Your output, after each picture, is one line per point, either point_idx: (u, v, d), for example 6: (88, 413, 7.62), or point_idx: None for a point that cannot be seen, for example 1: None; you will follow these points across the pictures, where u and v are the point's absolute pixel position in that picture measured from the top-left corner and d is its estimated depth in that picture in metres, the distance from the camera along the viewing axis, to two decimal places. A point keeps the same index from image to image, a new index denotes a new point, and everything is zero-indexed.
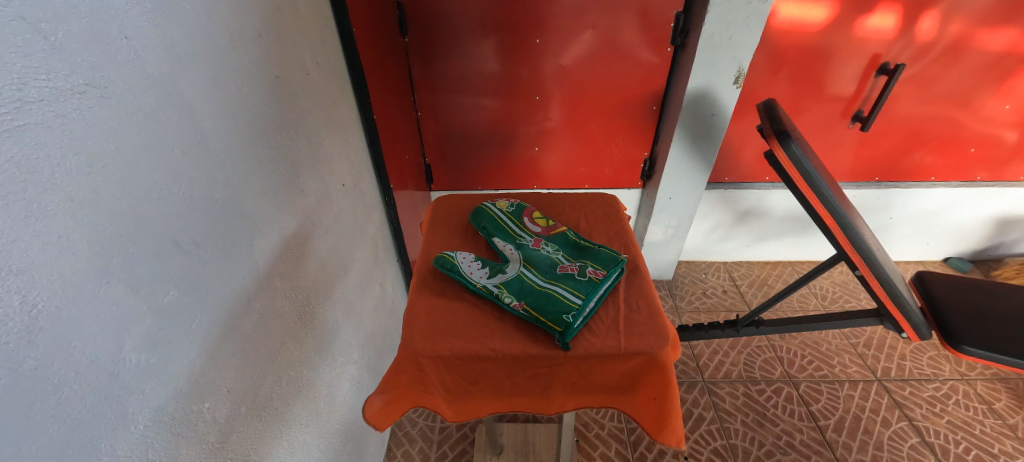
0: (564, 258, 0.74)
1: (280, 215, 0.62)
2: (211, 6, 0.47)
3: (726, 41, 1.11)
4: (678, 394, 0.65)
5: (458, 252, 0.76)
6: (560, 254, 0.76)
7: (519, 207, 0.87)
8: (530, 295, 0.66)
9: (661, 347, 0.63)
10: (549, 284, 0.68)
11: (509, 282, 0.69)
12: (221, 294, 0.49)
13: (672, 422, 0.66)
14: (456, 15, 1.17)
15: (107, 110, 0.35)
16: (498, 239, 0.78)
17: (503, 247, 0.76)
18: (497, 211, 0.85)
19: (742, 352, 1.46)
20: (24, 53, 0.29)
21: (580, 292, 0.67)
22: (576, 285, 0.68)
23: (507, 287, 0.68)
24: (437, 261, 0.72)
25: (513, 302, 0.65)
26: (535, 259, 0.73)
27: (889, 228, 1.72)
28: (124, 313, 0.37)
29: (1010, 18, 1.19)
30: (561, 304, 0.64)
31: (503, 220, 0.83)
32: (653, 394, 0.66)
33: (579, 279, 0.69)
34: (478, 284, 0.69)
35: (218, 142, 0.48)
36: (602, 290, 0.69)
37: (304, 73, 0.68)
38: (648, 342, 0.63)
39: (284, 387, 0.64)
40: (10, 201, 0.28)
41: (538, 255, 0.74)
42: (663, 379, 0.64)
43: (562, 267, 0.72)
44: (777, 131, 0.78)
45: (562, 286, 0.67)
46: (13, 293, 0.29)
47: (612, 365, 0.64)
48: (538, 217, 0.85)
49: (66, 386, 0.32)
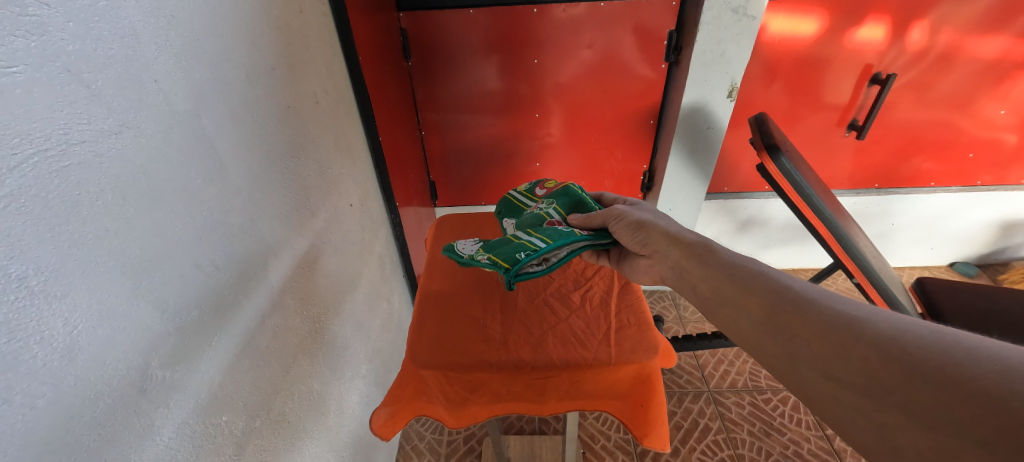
0: (554, 214, 0.78)
1: (292, 235, 0.65)
2: (230, 46, 0.51)
3: (718, 57, 1.14)
4: (666, 402, 0.66)
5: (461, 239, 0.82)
6: (552, 211, 0.79)
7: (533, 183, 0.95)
8: (498, 248, 0.69)
9: (650, 356, 0.66)
10: (523, 235, 0.70)
11: (490, 245, 0.72)
12: (236, 311, 0.52)
13: (659, 428, 0.67)
14: (457, 37, 1.22)
15: (139, 148, 0.38)
16: (507, 219, 0.88)
17: (506, 224, 0.87)
18: (514, 192, 0.93)
19: (747, 361, 1.45)
20: (69, 101, 0.33)
21: (548, 238, 0.66)
22: (549, 234, 0.68)
23: (484, 248, 0.71)
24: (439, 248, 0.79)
25: (480, 256, 0.68)
26: (526, 222, 0.78)
27: (891, 234, 1.73)
28: (152, 332, 0.40)
29: (1000, 25, 1.21)
30: (523, 248, 0.65)
31: (515, 197, 0.91)
32: (642, 401, 0.67)
33: (556, 232, 0.69)
34: (461, 254, 0.73)
35: (236, 172, 0.52)
36: (576, 241, 0.67)
37: (314, 101, 0.72)
38: (638, 353, 0.66)
39: (296, 401, 0.67)
40: (56, 232, 0.32)
41: (530, 216, 0.80)
42: (651, 386, 0.67)
43: (550, 223, 0.75)
44: (767, 145, 0.81)
45: (535, 236, 0.69)
46: (56, 315, 0.32)
47: (603, 376, 0.66)
48: (550, 183, 0.91)
49: (102, 400, 0.36)
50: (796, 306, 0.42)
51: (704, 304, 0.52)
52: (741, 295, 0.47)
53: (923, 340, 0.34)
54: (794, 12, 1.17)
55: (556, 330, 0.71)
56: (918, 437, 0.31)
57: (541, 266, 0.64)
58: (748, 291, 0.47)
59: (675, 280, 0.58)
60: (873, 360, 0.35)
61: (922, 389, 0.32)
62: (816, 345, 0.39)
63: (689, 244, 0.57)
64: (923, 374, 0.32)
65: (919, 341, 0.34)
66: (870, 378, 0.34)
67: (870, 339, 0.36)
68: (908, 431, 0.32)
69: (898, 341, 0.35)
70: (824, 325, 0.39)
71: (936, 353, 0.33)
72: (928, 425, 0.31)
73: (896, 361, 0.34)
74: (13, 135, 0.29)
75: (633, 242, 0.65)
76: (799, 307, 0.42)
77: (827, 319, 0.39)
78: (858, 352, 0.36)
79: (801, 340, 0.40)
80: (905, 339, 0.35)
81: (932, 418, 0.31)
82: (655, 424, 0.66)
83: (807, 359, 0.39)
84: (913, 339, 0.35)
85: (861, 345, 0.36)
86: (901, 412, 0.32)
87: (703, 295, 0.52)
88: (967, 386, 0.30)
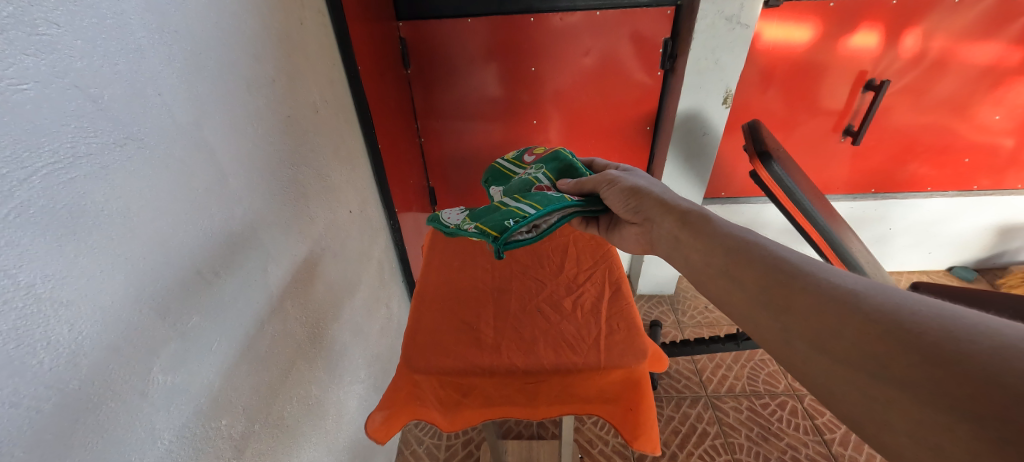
0: (544, 179, 0.82)
1: (292, 242, 0.66)
2: (231, 59, 0.53)
3: (712, 65, 1.16)
4: (653, 407, 0.68)
5: (449, 210, 0.86)
6: (541, 174, 0.84)
7: (522, 152, 0.99)
8: (488, 217, 0.72)
9: (638, 361, 0.67)
10: (513, 202, 0.74)
11: (479, 214, 0.75)
12: (236, 318, 0.53)
13: (647, 430, 0.68)
14: (456, 46, 1.24)
15: (143, 159, 0.39)
16: (495, 186, 0.94)
17: (494, 192, 0.92)
18: (503, 160, 0.99)
19: (745, 365, 1.46)
20: (76, 116, 0.34)
21: (537, 205, 0.70)
22: (538, 200, 0.72)
23: (473, 218, 0.74)
24: (428, 220, 0.83)
25: (470, 226, 0.72)
26: (516, 187, 0.82)
27: (889, 239, 1.74)
28: (153, 337, 0.41)
29: (993, 32, 1.22)
30: (512, 216, 0.69)
31: (505, 165, 0.97)
32: (631, 405, 0.68)
33: (543, 197, 0.73)
34: (451, 225, 0.77)
35: (237, 181, 0.53)
36: (562, 207, 0.71)
37: (313, 110, 0.74)
38: (626, 357, 0.67)
39: (295, 405, 0.68)
40: (63, 241, 0.33)
41: (520, 180, 0.84)
42: (639, 390, 0.68)
43: (538, 187, 0.79)
44: (759, 151, 0.85)
45: (524, 202, 0.73)
46: (63, 322, 0.33)
47: (592, 380, 0.67)
48: (538, 149, 0.96)
49: (104, 404, 0.37)
50: (793, 281, 0.43)
51: (694, 271, 0.55)
52: (738, 267, 0.48)
53: (921, 315, 0.34)
54: (788, 19, 1.18)
55: (547, 335, 0.72)
56: (909, 410, 0.32)
57: (530, 233, 0.68)
58: (740, 263, 0.48)
59: (667, 243, 0.61)
60: (867, 335, 0.35)
61: (915, 365, 0.32)
62: (810, 320, 0.39)
63: (680, 211, 0.60)
64: (917, 348, 0.33)
65: (918, 316, 0.34)
66: (863, 353, 0.35)
67: (868, 314, 0.36)
68: (899, 405, 0.32)
69: (898, 315, 0.35)
70: (824, 296, 0.40)
71: (933, 329, 0.33)
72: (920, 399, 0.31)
73: (891, 336, 0.34)
74: (23, 149, 0.30)
75: (625, 209, 0.68)
76: (798, 280, 0.43)
77: (823, 293, 0.40)
78: (855, 328, 0.36)
79: (796, 314, 0.41)
80: (903, 314, 0.35)
81: (925, 392, 0.31)
82: (644, 427, 0.68)
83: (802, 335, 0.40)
84: (911, 315, 0.34)
85: (859, 319, 0.36)
86: (893, 386, 0.33)
87: (692, 261, 0.55)
88: (962, 363, 0.30)
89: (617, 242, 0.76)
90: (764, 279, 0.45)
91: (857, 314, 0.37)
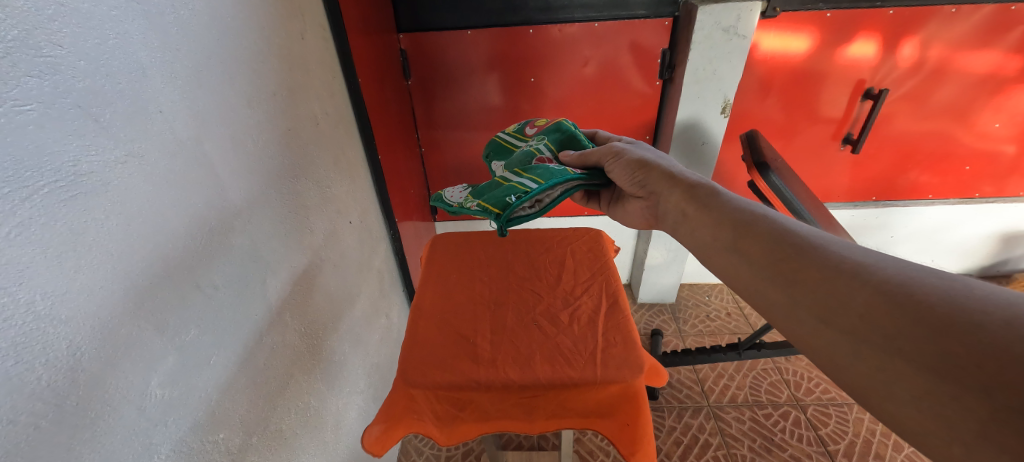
0: (546, 151, 0.80)
1: (291, 253, 0.66)
2: (233, 75, 0.53)
3: (710, 75, 1.19)
4: (651, 424, 0.67)
5: (449, 188, 0.88)
6: (543, 146, 0.82)
7: (523, 124, 0.95)
8: (490, 193, 0.73)
9: (633, 376, 0.67)
10: (514, 177, 0.74)
11: (480, 191, 0.77)
12: (234, 331, 0.53)
13: (645, 447, 0.67)
14: (456, 56, 1.25)
15: (143, 175, 0.40)
16: (495, 161, 0.91)
17: (495, 166, 0.90)
18: (503, 134, 0.96)
19: (747, 375, 1.45)
20: (79, 134, 0.34)
21: (540, 179, 0.70)
22: (541, 174, 0.72)
23: (475, 196, 0.76)
24: (432, 199, 0.87)
25: (472, 204, 0.74)
26: (517, 160, 0.81)
27: (892, 246, 1.73)
28: (151, 352, 0.41)
29: (991, 41, 1.22)
30: (513, 190, 0.69)
31: (505, 139, 0.94)
32: (628, 420, 0.67)
33: (545, 170, 0.72)
34: (453, 205, 0.79)
35: (236, 194, 0.54)
36: (565, 180, 0.70)
37: (314, 123, 0.75)
38: (622, 372, 0.67)
39: (293, 417, 0.68)
40: (63, 258, 0.33)
41: (521, 153, 0.83)
42: (637, 407, 0.67)
43: (540, 159, 0.78)
44: (758, 163, 0.88)
45: (526, 177, 0.72)
46: (61, 338, 0.34)
47: (588, 394, 0.67)
48: (540, 121, 0.93)
49: (101, 419, 0.37)
50: (800, 254, 0.44)
51: (702, 247, 0.56)
52: (746, 242, 0.49)
53: (932, 287, 0.36)
54: (785, 30, 1.19)
55: (544, 348, 0.73)
56: (920, 382, 0.33)
57: (533, 208, 0.69)
58: (749, 236, 0.50)
59: (673, 217, 0.62)
60: (875, 307, 0.37)
61: (925, 339, 0.34)
62: (818, 291, 0.41)
63: (687, 185, 0.61)
64: (928, 321, 0.34)
65: (929, 287, 0.36)
66: (872, 326, 0.37)
67: (879, 286, 0.38)
68: (909, 378, 0.34)
69: (908, 287, 0.37)
70: (833, 267, 0.41)
71: (945, 299, 0.35)
72: (931, 373, 0.33)
73: (902, 308, 0.36)
74: (25, 169, 0.31)
75: (630, 182, 0.69)
76: (805, 252, 0.44)
77: (832, 265, 0.41)
78: (864, 299, 0.38)
79: (803, 285, 0.42)
80: (915, 286, 0.36)
81: (935, 369, 0.33)
82: (642, 443, 0.66)
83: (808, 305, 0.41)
84: (923, 286, 0.36)
85: (870, 291, 0.38)
86: (902, 359, 0.34)
87: (698, 234, 0.57)
88: (972, 334, 0.32)
89: (620, 217, 0.78)
90: (771, 253, 0.47)
91: (864, 285, 0.38)
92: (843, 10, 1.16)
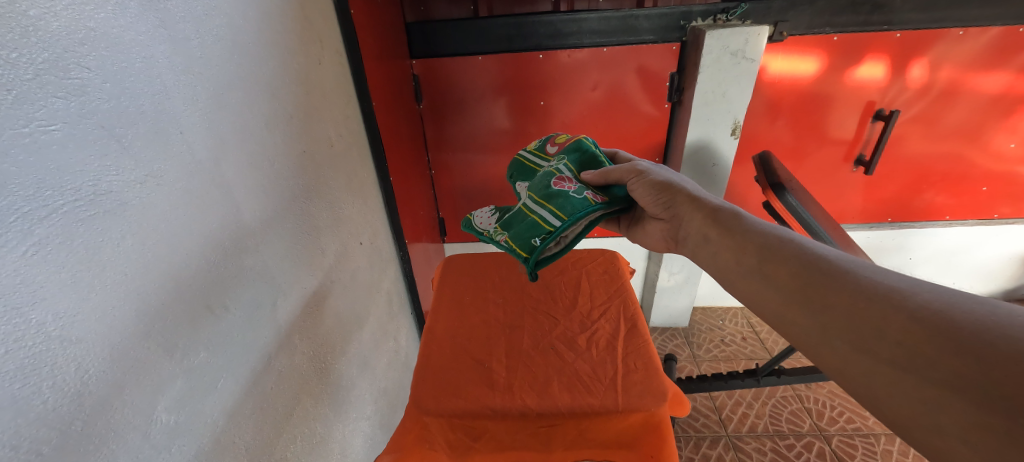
0: (565, 171, 0.79)
1: (302, 275, 0.66)
2: (251, 98, 0.54)
3: (719, 97, 1.20)
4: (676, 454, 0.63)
5: (478, 211, 0.89)
6: (563, 167, 0.81)
7: (544, 141, 0.95)
8: (516, 227, 0.74)
9: (657, 404, 0.64)
10: (538, 208, 0.74)
11: (507, 221, 0.78)
12: (244, 353, 0.52)
13: None
14: (467, 80, 1.28)
15: (161, 195, 0.40)
16: (520, 182, 0.91)
17: (520, 187, 0.89)
18: (526, 152, 0.95)
19: (767, 403, 1.39)
20: (100, 155, 0.35)
21: (562, 215, 0.70)
22: (562, 206, 0.71)
23: (503, 227, 0.77)
24: (462, 223, 0.88)
25: (500, 237, 0.75)
26: (537, 181, 0.80)
27: (910, 268, 1.69)
28: (160, 375, 0.40)
29: (1001, 62, 1.22)
30: (538, 229, 0.70)
31: (528, 158, 0.94)
32: (651, 451, 0.64)
33: (568, 199, 0.72)
34: (483, 232, 0.81)
35: (251, 214, 0.54)
36: (589, 212, 0.70)
37: (328, 145, 0.76)
38: (645, 400, 0.65)
39: (298, 445, 0.65)
40: (78, 277, 0.33)
41: (543, 173, 0.81)
42: (660, 437, 0.64)
43: (560, 182, 0.76)
44: (772, 183, 0.88)
45: (548, 208, 0.72)
46: (70, 360, 0.33)
47: (608, 423, 0.65)
48: (561, 138, 0.91)
49: (105, 445, 0.36)
50: (830, 278, 0.43)
51: (724, 271, 0.55)
52: (771, 269, 0.48)
53: (975, 314, 0.34)
54: (793, 53, 1.20)
55: (562, 373, 0.70)
56: (967, 417, 0.31)
57: (558, 247, 0.70)
58: (773, 261, 0.48)
59: (695, 241, 0.60)
60: (913, 334, 0.35)
61: (968, 365, 0.32)
62: (851, 317, 0.39)
63: (709, 208, 0.60)
64: (970, 348, 0.32)
65: (971, 313, 0.34)
66: (911, 354, 0.35)
67: (916, 314, 0.36)
68: (949, 407, 0.32)
69: (948, 314, 0.35)
70: (868, 294, 0.39)
71: (983, 325, 0.33)
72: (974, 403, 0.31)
73: (940, 335, 0.34)
74: (46, 189, 0.31)
75: (653, 204, 0.68)
76: (835, 278, 0.42)
77: (863, 291, 0.40)
78: (900, 328, 0.36)
79: (834, 310, 0.41)
80: (957, 312, 0.35)
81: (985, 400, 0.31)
82: None
83: (838, 331, 0.40)
84: (964, 311, 0.34)
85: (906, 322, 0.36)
86: (945, 388, 0.33)
87: (720, 260, 0.55)
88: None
89: (640, 239, 0.77)
90: (798, 279, 0.45)
91: (898, 313, 0.37)
92: (850, 33, 1.17)
